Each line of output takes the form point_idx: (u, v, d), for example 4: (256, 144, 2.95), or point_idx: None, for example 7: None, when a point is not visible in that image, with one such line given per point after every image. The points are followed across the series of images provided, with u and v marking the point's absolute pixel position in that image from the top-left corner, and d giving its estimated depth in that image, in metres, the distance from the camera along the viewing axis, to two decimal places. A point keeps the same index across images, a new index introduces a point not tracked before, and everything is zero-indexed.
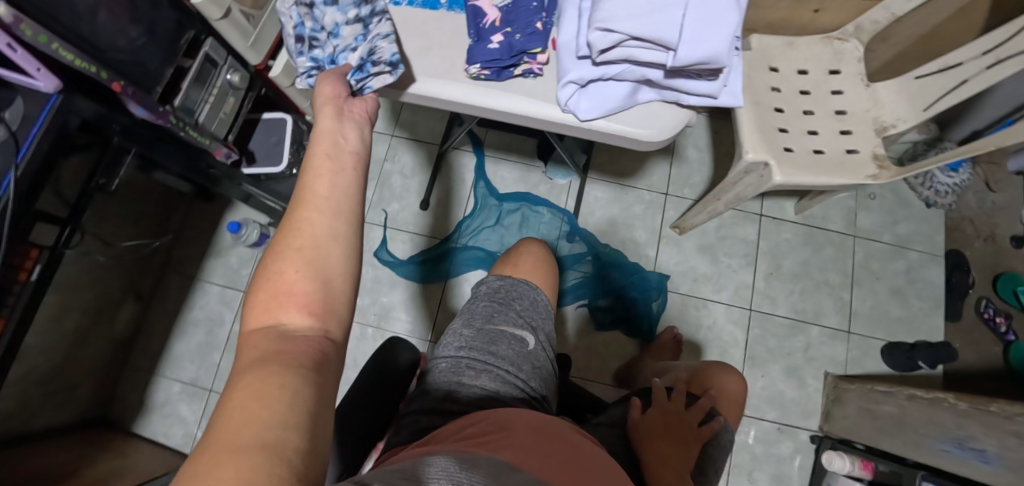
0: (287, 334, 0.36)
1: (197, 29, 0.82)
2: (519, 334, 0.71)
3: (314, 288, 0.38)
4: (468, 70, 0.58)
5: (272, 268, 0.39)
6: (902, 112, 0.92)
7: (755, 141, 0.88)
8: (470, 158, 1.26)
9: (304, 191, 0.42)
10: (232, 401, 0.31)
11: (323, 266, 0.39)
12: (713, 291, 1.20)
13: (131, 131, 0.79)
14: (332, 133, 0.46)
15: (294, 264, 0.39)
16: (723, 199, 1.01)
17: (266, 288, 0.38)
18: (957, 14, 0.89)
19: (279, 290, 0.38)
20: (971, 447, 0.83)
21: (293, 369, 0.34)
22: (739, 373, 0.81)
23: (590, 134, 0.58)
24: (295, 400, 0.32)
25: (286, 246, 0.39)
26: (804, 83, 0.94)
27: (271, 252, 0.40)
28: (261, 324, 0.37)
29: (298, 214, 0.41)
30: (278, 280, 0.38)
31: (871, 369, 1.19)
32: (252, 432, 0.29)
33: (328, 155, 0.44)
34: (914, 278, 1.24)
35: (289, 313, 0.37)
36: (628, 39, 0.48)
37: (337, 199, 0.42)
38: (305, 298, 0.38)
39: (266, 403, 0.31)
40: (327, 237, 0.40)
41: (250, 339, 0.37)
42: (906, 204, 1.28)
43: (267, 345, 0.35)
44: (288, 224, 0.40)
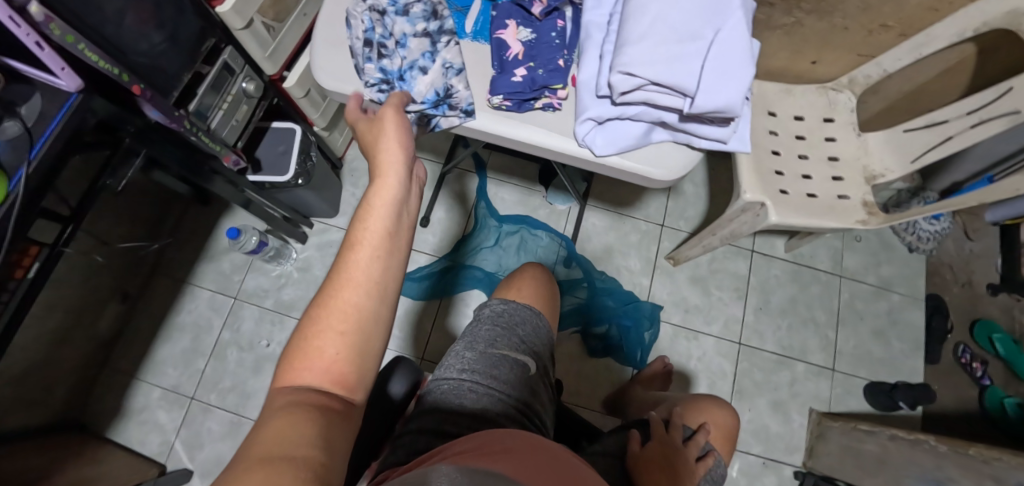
0: (321, 373, 0.39)
1: (217, 37, 0.81)
2: (521, 358, 0.72)
3: (358, 334, 0.41)
4: (490, 100, 0.60)
5: (321, 299, 0.41)
6: (891, 162, 0.96)
7: (751, 182, 0.91)
8: (472, 178, 1.28)
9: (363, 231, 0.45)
10: (268, 427, 0.34)
11: (368, 312, 0.41)
12: (703, 323, 1.23)
13: (143, 134, 0.77)
14: (394, 182, 0.49)
15: (343, 304, 0.41)
16: (719, 234, 1.04)
17: (312, 318, 0.40)
18: (942, 74, 0.95)
19: (327, 321, 0.40)
20: None
21: (321, 406, 0.37)
22: (730, 408, 0.83)
23: (603, 169, 0.61)
24: (323, 438, 0.35)
25: (338, 282, 0.41)
26: (800, 128, 0.99)
27: (323, 280, 0.42)
28: (298, 349, 0.39)
29: (356, 254, 0.43)
30: (328, 310, 0.40)
31: (853, 407, 1.22)
32: (284, 458, 0.32)
33: (387, 205, 0.47)
34: (896, 320, 1.28)
35: (328, 346, 0.39)
36: (648, 84, 0.51)
37: (390, 248, 0.45)
38: (346, 333, 0.40)
39: (296, 434, 0.34)
40: (374, 276, 0.43)
41: (286, 365, 0.39)
42: (890, 247, 1.33)
43: (303, 380, 0.38)
44: (344, 258, 0.42)
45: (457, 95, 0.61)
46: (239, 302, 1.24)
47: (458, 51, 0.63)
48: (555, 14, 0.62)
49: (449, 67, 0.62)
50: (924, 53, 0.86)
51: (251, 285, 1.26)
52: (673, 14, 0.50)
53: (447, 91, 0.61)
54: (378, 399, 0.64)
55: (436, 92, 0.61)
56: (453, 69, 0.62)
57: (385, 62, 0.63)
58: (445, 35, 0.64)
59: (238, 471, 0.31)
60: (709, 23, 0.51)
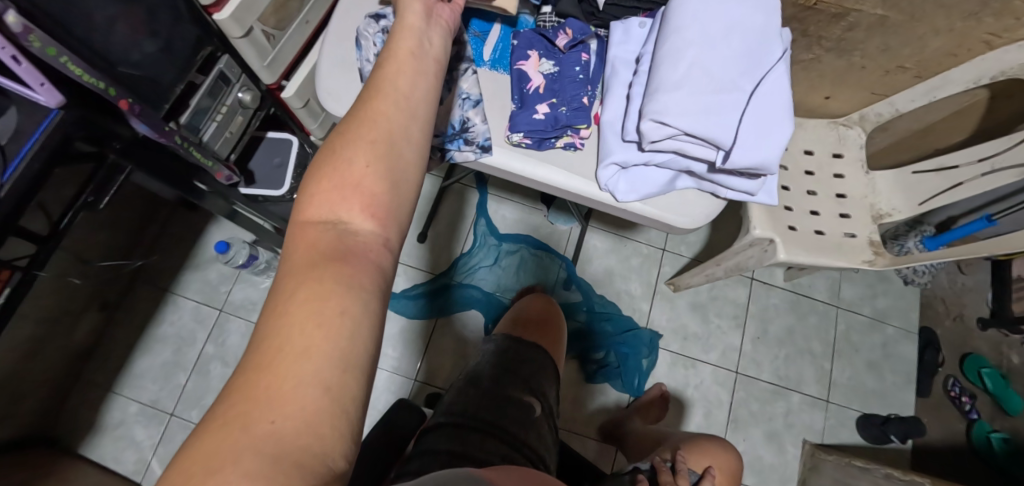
0: (349, 241, 0.33)
1: (214, 45, 0.77)
2: (526, 398, 0.69)
3: (385, 199, 0.35)
4: (509, 137, 0.57)
5: (338, 158, 0.34)
6: (898, 203, 0.95)
7: (761, 218, 0.90)
8: (472, 194, 1.24)
9: (380, 83, 0.37)
10: (288, 320, 0.29)
11: (395, 168, 0.35)
12: (701, 351, 1.22)
13: (131, 146, 0.72)
14: (415, 30, 0.40)
15: (366, 172, 0.34)
16: (723, 265, 1.03)
17: (329, 180, 0.34)
18: (952, 115, 0.94)
19: (344, 185, 0.34)
20: None
21: (351, 290, 0.31)
22: (733, 447, 0.81)
23: (624, 213, 0.58)
24: (358, 330, 0.30)
25: (357, 135, 0.35)
26: (809, 163, 0.98)
27: (338, 136, 0.35)
28: (319, 217, 0.34)
29: (373, 107, 0.36)
30: (346, 172, 0.34)
31: (846, 439, 1.22)
32: (313, 359, 0.28)
33: (406, 54, 0.39)
34: (889, 352, 1.29)
35: (351, 213, 0.34)
36: (681, 133, 0.49)
37: (416, 102, 0.37)
38: (370, 198, 0.34)
39: (325, 331, 0.29)
40: (402, 136, 0.36)
41: (306, 234, 0.34)
42: (886, 279, 1.33)
43: (327, 247, 0.33)
44: (364, 110, 0.35)
45: (474, 129, 0.57)
46: (225, 315, 1.19)
47: (476, 79, 0.57)
48: (580, 46, 0.59)
49: (466, 98, 0.57)
50: (937, 96, 0.85)
51: (238, 297, 1.21)
52: (711, 61, 0.48)
53: (464, 125, 0.57)
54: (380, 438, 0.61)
55: (452, 126, 0.56)
56: (470, 100, 0.57)
57: None
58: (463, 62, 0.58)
59: (265, 379, 0.28)
60: (749, 74, 0.48)
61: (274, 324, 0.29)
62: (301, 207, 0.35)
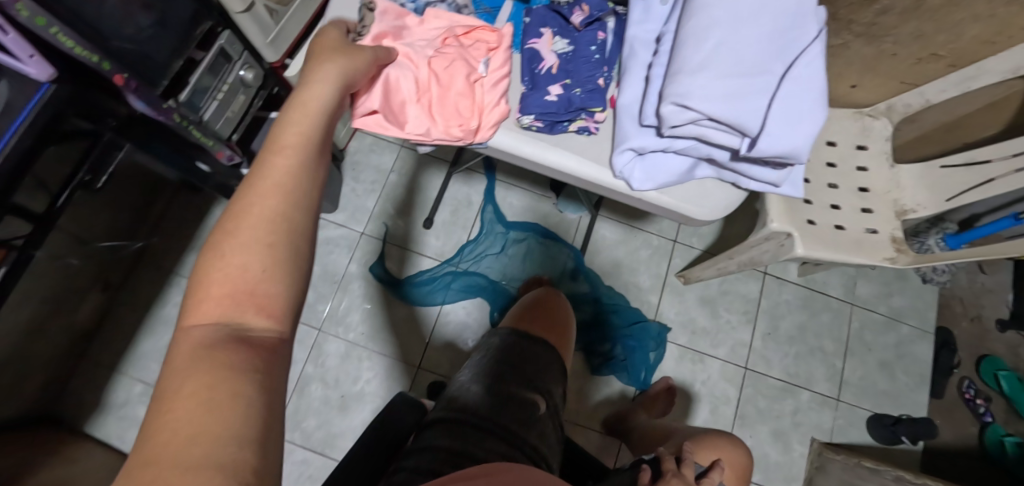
0: (242, 339, 0.28)
1: (214, 20, 0.73)
2: (531, 396, 0.66)
3: (280, 289, 0.30)
4: (520, 120, 0.54)
5: (221, 257, 0.29)
6: (923, 198, 0.92)
7: (780, 212, 0.86)
8: (481, 181, 1.21)
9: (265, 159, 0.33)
10: (167, 429, 0.25)
11: (284, 264, 0.30)
12: (710, 346, 1.19)
13: (126, 125, 0.70)
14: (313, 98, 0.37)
15: (255, 259, 0.30)
16: (737, 259, 0.99)
17: (213, 281, 0.29)
18: (985, 108, 0.90)
19: (230, 290, 0.29)
20: None
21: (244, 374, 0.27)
22: (742, 445, 0.77)
23: (638, 203, 0.55)
24: (254, 412, 0.26)
25: (239, 242, 0.30)
26: (831, 155, 0.94)
27: (216, 244, 0.30)
28: (206, 320, 0.29)
29: (254, 190, 0.31)
30: (232, 279, 0.29)
31: (856, 439, 1.19)
32: (199, 447, 0.24)
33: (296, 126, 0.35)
34: (904, 352, 1.25)
35: (242, 314, 0.29)
36: (703, 118, 0.45)
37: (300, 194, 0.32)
38: (262, 297, 0.29)
39: (210, 433, 0.24)
40: (288, 231, 0.31)
41: (194, 335, 0.28)
42: (903, 277, 1.29)
43: (219, 345, 0.28)
44: (239, 216, 0.30)
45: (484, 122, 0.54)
46: None
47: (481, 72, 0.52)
48: (596, 25, 0.56)
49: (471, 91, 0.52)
50: (972, 86, 0.81)
51: None
52: (738, 41, 0.45)
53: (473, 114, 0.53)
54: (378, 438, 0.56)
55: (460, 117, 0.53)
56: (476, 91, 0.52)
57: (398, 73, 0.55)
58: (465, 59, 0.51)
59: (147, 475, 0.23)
60: (781, 56, 0.45)
61: (151, 439, 0.24)
62: (185, 311, 0.29)
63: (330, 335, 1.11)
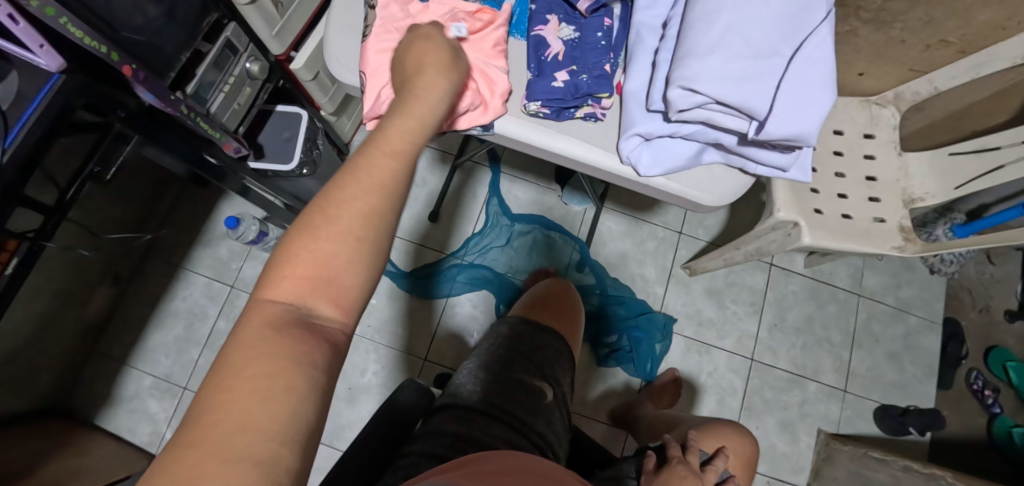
0: (310, 326, 0.30)
1: (220, 12, 0.74)
2: (537, 384, 0.66)
3: (362, 281, 0.32)
4: (526, 106, 0.54)
5: (317, 240, 0.31)
6: (931, 187, 0.91)
7: (787, 201, 0.86)
8: (485, 174, 1.21)
9: (376, 156, 0.33)
10: (227, 399, 0.26)
11: (370, 256, 0.32)
12: (716, 338, 1.19)
13: (135, 117, 0.70)
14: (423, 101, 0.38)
15: (344, 251, 0.31)
16: (743, 249, 0.99)
17: (302, 260, 0.30)
18: (994, 95, 0.89)
19: (318, 266, 0.30)
20: None
21: (306, 366, 0.28)
22: (750, 435, 0.76)
23: (645, 189, 0.55)
24: (301, 410, 0.27)
25: (335, 221, 0.31)
26: (838, 144, 0.93)
27: (312, 216, 0.31)
28: (281, 298, 0.30)
29: (364, 189, 0.32)
30: (320, 255, 0.31)
31: (863, 430, 1.19)
32: (243, 445, 0.25)
33: (406, 128, 0.36)
34: (911, 343, 1.25)
35: (320, 297, 0.31)
36: (710, 102, 0.45)
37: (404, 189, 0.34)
38: (343, 284, 0.31)
39: (266, 412, 0.26)
40: (386, 225, 0.32)
41: (265, 305, 0.30)
42: (911, 268, 1.28)
43: (285, 322, 0.29)
44: (343, 193, 0.31)
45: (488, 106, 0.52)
46: (236, 291, 1.18)
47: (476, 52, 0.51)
48: (602, 10, 0.55)
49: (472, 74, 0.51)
50: (981, 72, 0.81)
51: (249, 274, 1.20)
52: (746, 24, 0.44)
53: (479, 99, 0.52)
54: (382, 420, 0.57)
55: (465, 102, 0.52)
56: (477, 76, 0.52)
57: None
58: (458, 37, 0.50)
59: (177, 469, 0.24)
60: (789, 39, 0.45)
61: (209, 397, 0.26)
62: (266, 282, 0.31)
63: None
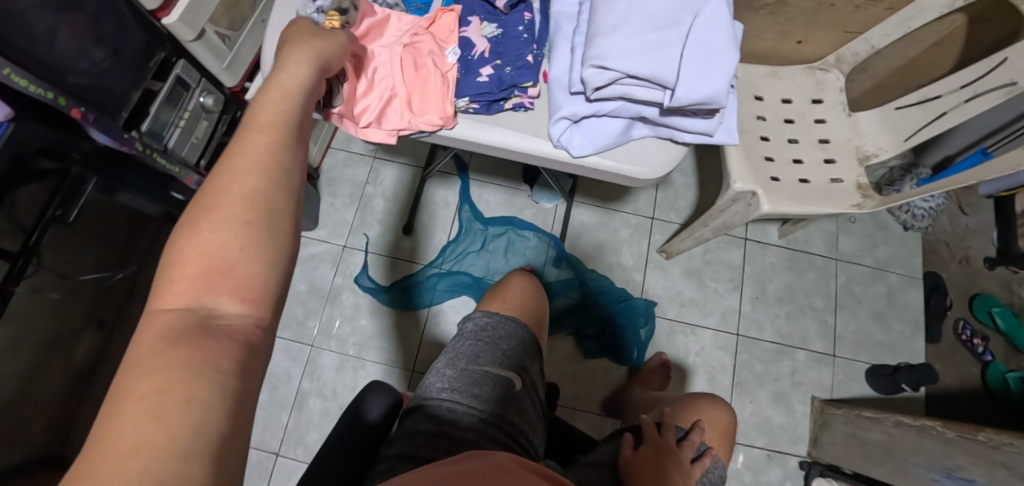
0: (210, 327, 0.29)
1: (168, 50, 0.75)
2: (506, 374, 0.67)
3: (259, 269, 0.31)
4: (456, 103, 0.56)
5: (204, 233, 0.31)
6: (884, 142, 0.93)
7: (743, 171, 0.88)
8: (455, 181, 1.23)
9: (251, 146, 0.35)
10: (115, 425, 0.24)
11: (267, 244, 0.32)
12: (699, 317, 1.20)
13: (92, 158, 0.73)
14: (295, 90, 0.40)
15: (235, 235, 0.31)
16: (711, 225, 1.01)
17: (194, 261, 0.30)
18: (931, 48, 0.91)
19: (211, 262, 0.31)
20: (959, 476, 0.82)
21: (214, 372, 0.27)
22: (724, 403, 0.77)
23: (583, 171, 0.57)
24: (208, 418, 0.25)
25: (225, 210, 0.32)
26: (788, 112, 0.95)
27: (198, 214, 0.32)
28: (174, 305, 0.29)
29: (244, 175, 0.33)
30: (211, 249, 0.31)
31: (857, 393, 1.19)
32: (138, 471, 0.23)
33: (283, 113, 0.38)
34: (894, 301, 1.26)
35: (218, 293, 0.30)
36: (624, 77, 0.47)
37: (290, 174, 0.35)
38: (241, 275, 0.31)
39: (159, 429, 0.24)
40: (277, 207, 0.33)
41: (157, 319, 0.29)
42: (885, 228, 1.30)
43: (183, 329, 0.28)
44: (227, 184, 0.33)
45: None
46: None
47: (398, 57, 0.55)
48: (521, 5, 0.57)
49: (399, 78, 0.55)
50: (912, 26, 0.83)
51: None
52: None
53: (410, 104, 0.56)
54: (346, 429, 0.55)
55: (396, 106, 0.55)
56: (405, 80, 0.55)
57: None
58: None
59: None
60: (688, 8, 0.47)
61: (106, 420, 0.24)
62: (157, 293, 0.30)
63: (322, 349, 1.12)
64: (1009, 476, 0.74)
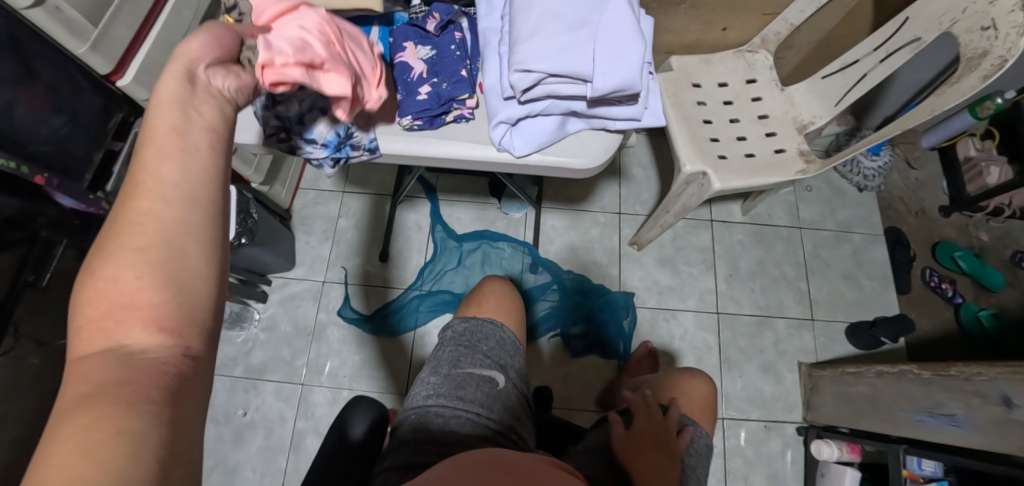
0: (127, 365, 0.28)
1: (125, 111, 0.78)
2: (487, 373, 0.69)
3: (173, 295, 0.30)
4: (401, 123, 0.59)
5: (106, 272, 0.30)
6: (818, 110, 0.99)
7: (690, 154, 0.93)
8: (425, 204, 1.27)
9: (141, 169, 0.32)
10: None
11: (175, 269, 0.30)
12: (678, 301, 1.23)
13: (58, 222, 0.74)
14: (181, 94, 0.36)
15: (139, 267, 0.30)
16: (672, 210, 1.05)
17: (100, 301, 0.29)
18: (845, 18, 0.98)
19: (119, 301, 0.29)
20: (941, 413, 0.84)
21: (134, 413, 0.26)
22: (702, 374, 0.80)
23: (528, 169, 0.60)
24: (135, 461, 0.25)
25: (124, 243, 0.30)
26: (726, 94, 1.01)
27: (99, 252, 0.30)
28: (91, 350, 0.29)
29: (137, 200, 0.31)
30: (115, 288, 0.30)
31: (840, 353, 1.22)
32: None
33: (174, 121, 0.34)
34: (861, 260, 1.30)
35: (131, 330, 0.29)
36: (547, 76, 0.51)
37: (190, 187, 0.33)
38: (152, 306, 0.29)
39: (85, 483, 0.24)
40: (180, 228, 0.31)
41: (74, 370, 0.28)
42: (841, 192, 1.36)
43: (99, 376, 0.27)
44: (124, 216, 0.31)
45: (358, 134, 0.60)
46: None
47: None
48: (450, 26, 0.62)
49: None
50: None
51: None
52: (555, 5, 0.51)
53: (349, 131, 0.59)
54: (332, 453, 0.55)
55: (337, 133, 0.58)
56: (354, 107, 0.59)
57: (280, 109, 0.56)
58: None
59: None
60: (595, 8, 0.51)
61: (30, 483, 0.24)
62: (72, 340, 0.29)
63: (314, 386, 1.13)
64: (987, 405, 0.76)
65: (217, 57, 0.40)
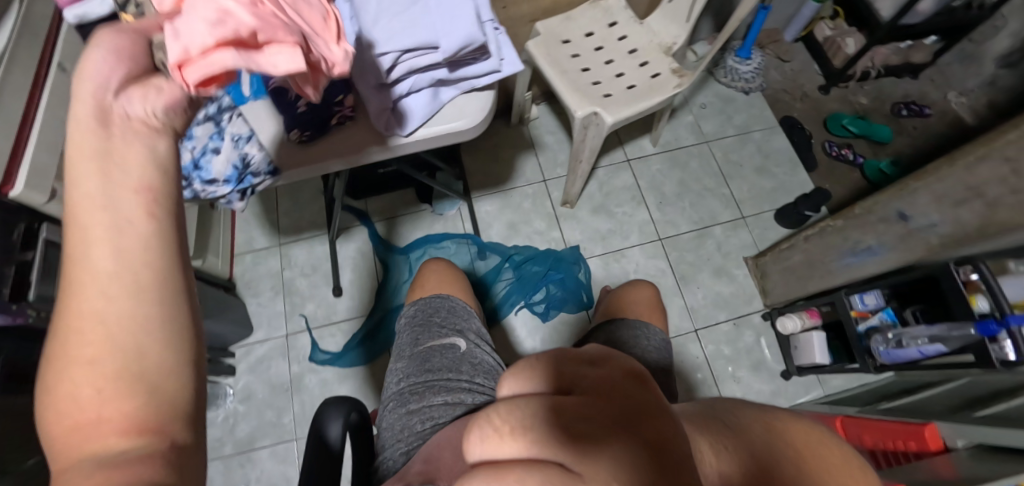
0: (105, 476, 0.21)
1: None
2: (448, 341, 0.71)
3: (147, 398, 0.23)
4: (290, 137, 0.62)
5: (60, 382, 0.23)
6: (676, 31, 1.08)
7: (577, 100, 1.00)
8: (362, 230, 1.29)
9: (73, 242, 0.25)
10: None
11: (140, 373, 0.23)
12: (622, 240, 1.30)
13: None
14: (95, 138, 0.27)
15: (96, 382, 0.23)
16: (584, 157, 1.12)
17: (59, 422, 0.23)
18: None
19: (81, 422, 0.22)
20: (862, 249, 0.93)
21: None
22: (643, 282, 0.87)
23: (421, 146, 0.65)
24: None
25: (68, 356, 0.23)
26: (595, 41, 1.09)
27: (45, 367, 0.23)
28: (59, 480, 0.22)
29: (74, 293, 0.24)
30: (64, 404, 0.23)
31: (777, 238, 1.32)
32: None
33: (97, 175, 0.26)
34: (767, 153, 1.42)
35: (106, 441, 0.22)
36: (401, 54, 0.57)
37: (131, 253, 0.25)
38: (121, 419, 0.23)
39: None
40: (130, 324, 0.24)
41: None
42: (731, 100, 1.47)
43: None
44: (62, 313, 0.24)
45: (255, 160, 0.62)
46: None
47: (243, 120, 0.63)
48: None
49: (238, 137, 0.62)
50: None
51: None
52: None
53: (244, 160, 0.61)
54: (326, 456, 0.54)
55: (233, 166, 0.61)
56: (243, 138, 0.62)
57: None
58: (226, 113, 0.63)
59: None
60: None
61: None
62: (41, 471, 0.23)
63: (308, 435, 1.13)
64: (891, 225, 0.85)
65: (125, 73, 0.30)
